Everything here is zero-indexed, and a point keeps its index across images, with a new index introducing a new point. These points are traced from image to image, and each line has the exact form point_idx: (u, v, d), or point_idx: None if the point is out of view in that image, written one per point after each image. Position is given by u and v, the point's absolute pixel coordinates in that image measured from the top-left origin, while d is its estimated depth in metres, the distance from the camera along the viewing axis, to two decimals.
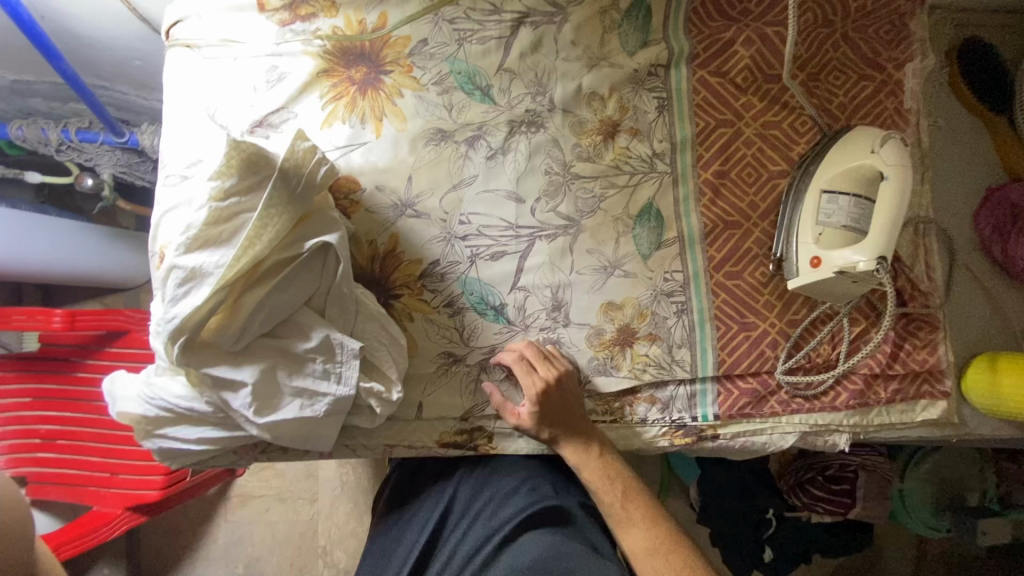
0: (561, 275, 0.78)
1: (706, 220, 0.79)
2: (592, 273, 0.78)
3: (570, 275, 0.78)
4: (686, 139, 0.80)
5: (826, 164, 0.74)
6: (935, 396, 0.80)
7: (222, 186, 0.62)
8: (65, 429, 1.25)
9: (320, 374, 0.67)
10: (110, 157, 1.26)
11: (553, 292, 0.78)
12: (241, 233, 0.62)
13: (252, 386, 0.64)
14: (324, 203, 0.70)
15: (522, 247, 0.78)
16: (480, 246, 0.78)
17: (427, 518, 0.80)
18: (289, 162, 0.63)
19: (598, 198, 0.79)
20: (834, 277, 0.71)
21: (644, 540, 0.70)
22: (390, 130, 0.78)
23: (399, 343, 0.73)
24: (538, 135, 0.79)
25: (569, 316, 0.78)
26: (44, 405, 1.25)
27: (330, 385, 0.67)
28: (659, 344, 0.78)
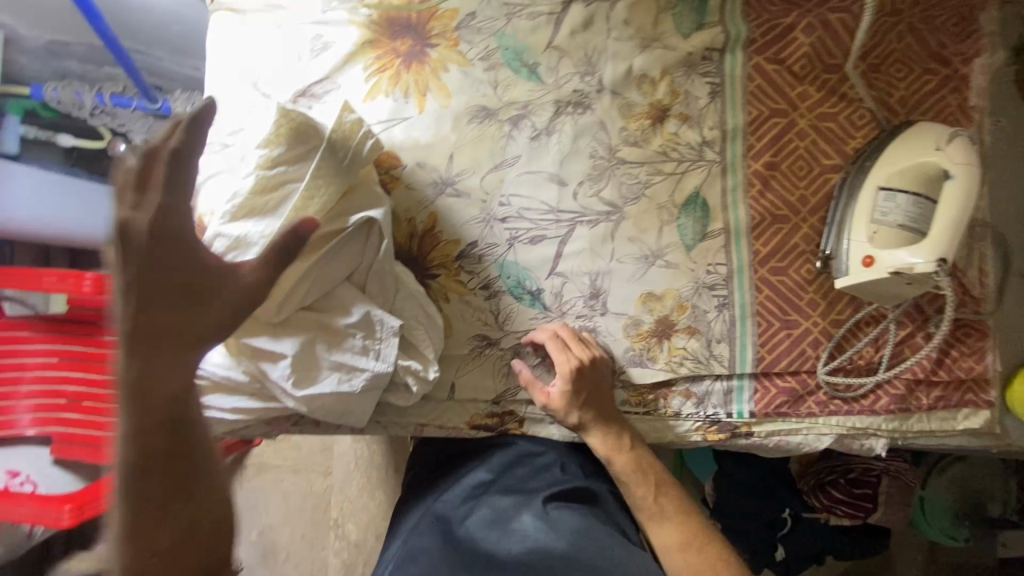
0: (601, 263, 0.76)
1: (753, 213, 0.77)
2: (634, 262, 0.76)
3: (611, 263, 0.76)
4: (738, 127, 0.77)
5: (885, 160, 0.72)
6: (978, 406, 0.77)
7: (271, 154, 0.61)
8: (92, 391, 1.26)
9: (360, 349, 0.66)
10: (142, 123, 1.25)
11: (592, 279, 0.76)
12: (287, 204, 0.62)
13: (291, 358, 0.64)
14: (368, 176, 0.69)
15: (562, 233, 0.76)
16: (520, 229, 0.76)
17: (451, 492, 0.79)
18: (336, 133, 0.63)
19: (643, 184, 0.77)
20: (887, 278, 0.69)
21: (677, 533, 0.70)
22: (434, 105, 0.76)
23: (436, 323, 0.72)
24: (585, 116, 0.77)
25: (606, 305, 0.76)
26: (71, 366, 1.27)
27: (368, 361, 0.67)
28: (698, 337, 0.76)
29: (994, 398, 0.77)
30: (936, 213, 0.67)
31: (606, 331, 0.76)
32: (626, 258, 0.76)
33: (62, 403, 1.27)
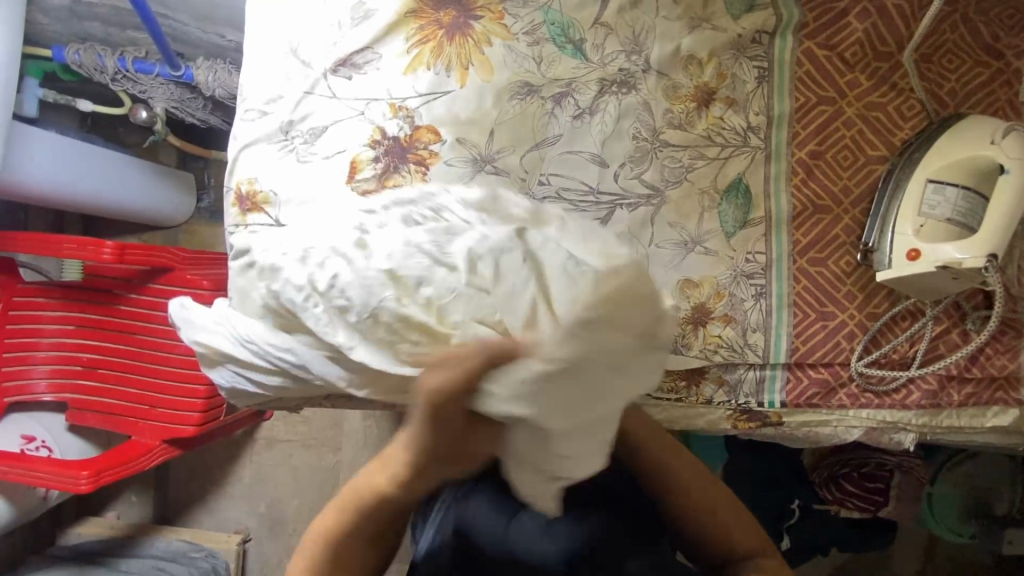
0: (639, 247, 0.75)
1: (796, 201, 0.76)
2: (672, 247, 0.75)
3: (650, 248, 0.75)
4: (784, 114, 0.76)
5: (936, 152, 0.70)
6: (1008, 403, 0.77)
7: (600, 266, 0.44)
8: (108, 360, 1.26)
9: None
10: (164, 91, 1.23)
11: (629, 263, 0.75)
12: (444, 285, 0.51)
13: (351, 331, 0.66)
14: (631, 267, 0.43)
15: (600, 215, 0.75)
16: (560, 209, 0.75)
17: None
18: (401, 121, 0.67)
19: (686, 168, 0.76)
20: (933, 272, 0.67)
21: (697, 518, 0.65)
22: (476, 80, 0.74)
23: None
24: (629, 96, 0.75)
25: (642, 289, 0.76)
26: (87, 334, 1.27)
27: None
28: (734, 325, 0.76)
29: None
30: (986, 209, 0.67)
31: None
32: (665, 243, 0.75)
33: (78, 370, 1.27)
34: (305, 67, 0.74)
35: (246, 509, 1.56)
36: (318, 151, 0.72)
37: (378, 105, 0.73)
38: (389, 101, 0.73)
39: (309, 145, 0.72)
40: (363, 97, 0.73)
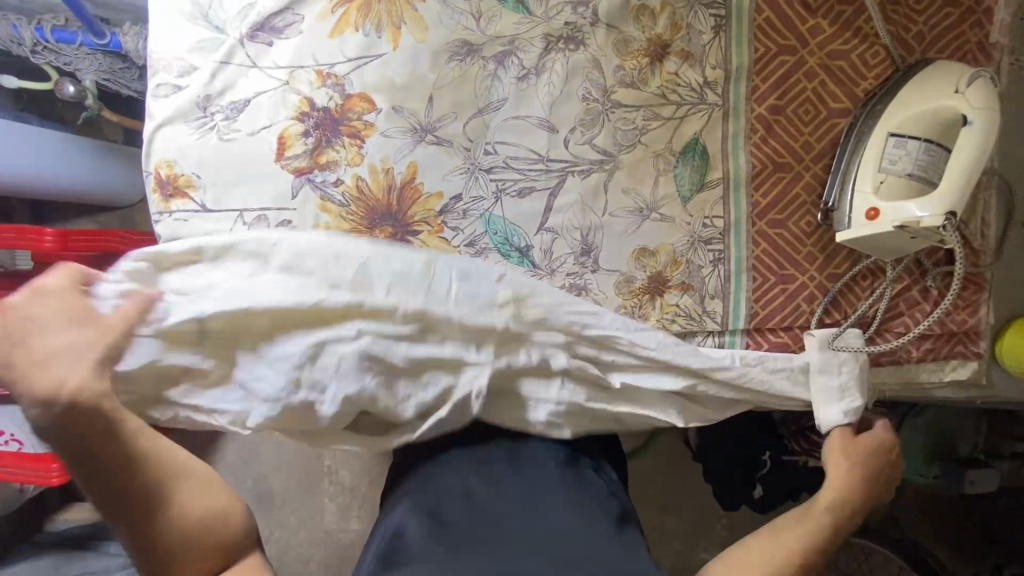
0: (593, 220, 0.72)
1: (754, 160, 0.72)
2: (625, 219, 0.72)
3: (604, 220, 0.72)
4: (742, 66, 0.71)
5: (898, 103, 0.67)
6: (967, 356, 0.77)
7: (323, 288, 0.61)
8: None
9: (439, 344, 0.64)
10: (90, 62, 1.12)
11: (582, 234, 0.72)
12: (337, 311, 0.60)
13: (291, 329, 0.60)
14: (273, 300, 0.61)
15: (550, 185, 0.71)
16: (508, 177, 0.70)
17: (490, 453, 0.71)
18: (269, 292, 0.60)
19: (639, 130, 0.71)
20: (891, 232, 0.65)
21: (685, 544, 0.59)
22: (410, 41, 0.68)
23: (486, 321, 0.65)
24: (577, 53, 0.70)
25: (597, 258, 0.72)
26: None
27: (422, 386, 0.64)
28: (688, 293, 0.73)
29: (984, 350, 0.76)
30: (948, 162, 0.64)
31: (596, 288, 0.72)
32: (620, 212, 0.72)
33: None
34: (219, 34, 0.68)
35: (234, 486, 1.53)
36: (242, 128, 0.67)
37: (303, 74, 0.67)
38: (315, 68, 0.67)
39: (233, 121, 0.67)
40: (286, 65, 0.67)
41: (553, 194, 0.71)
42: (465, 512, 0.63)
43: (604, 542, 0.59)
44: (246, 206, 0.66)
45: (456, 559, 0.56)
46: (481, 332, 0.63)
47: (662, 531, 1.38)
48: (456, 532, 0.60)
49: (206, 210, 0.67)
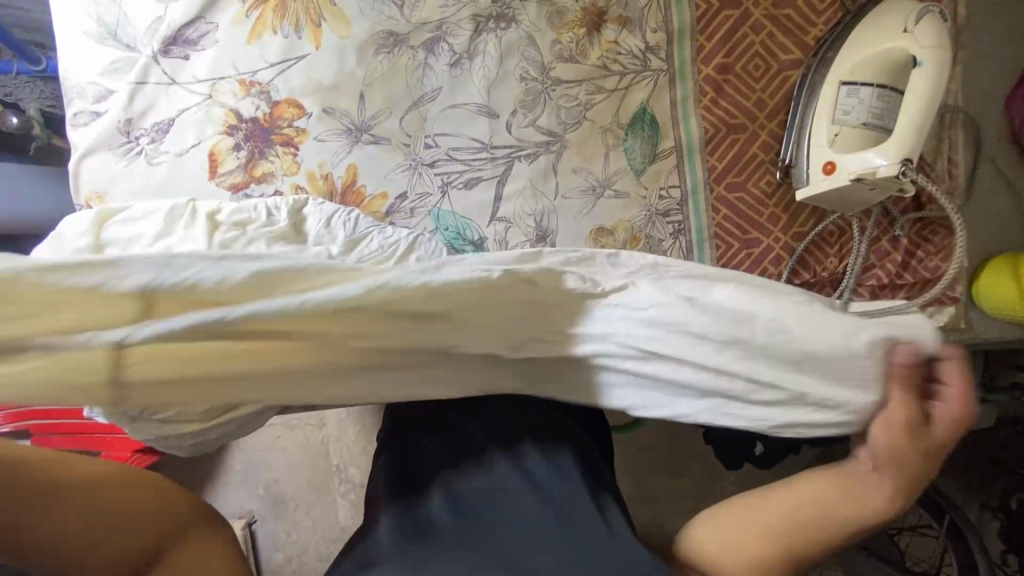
0: (543, 204, 0.68)
1: (706, 124, 0.70)
2: (580, 202, 0.69)
3: (555, 210, 0.68)
4: (684, 27, 0.69)
5: (846, 50, 0.64)
6: (944, 302, 0.75)
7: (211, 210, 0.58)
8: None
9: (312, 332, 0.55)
10: (31, 89, 1.06)
11: (536, 216, 0.68)
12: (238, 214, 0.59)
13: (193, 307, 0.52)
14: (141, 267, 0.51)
15: (495, 177, 0.68)
16: (451, 167, 0.67)
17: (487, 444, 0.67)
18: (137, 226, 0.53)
19: (584, 106, 0.68)
20: (849, 186, 0.62)
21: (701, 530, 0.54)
22: (332, 37, 0.65)
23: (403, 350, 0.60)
24: (510, 31, 0.67)
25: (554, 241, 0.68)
26: None
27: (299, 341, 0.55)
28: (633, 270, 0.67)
29: (960, 293, 0.75)
30: (902, 107, 0.61)
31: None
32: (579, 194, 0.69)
33: None
34: (130, 52, 0.65)
35: (244, 495, 1.49)
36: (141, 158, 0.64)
37: (225, 85, 0.64)
38: (237, 78, 0.64)
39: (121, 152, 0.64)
40: (206, 79, 0.64)
41: (497, 183, 0.68)
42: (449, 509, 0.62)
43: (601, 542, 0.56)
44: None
45: (426, 556, 0.56)
46: None
47: (672, 494, 1.38)
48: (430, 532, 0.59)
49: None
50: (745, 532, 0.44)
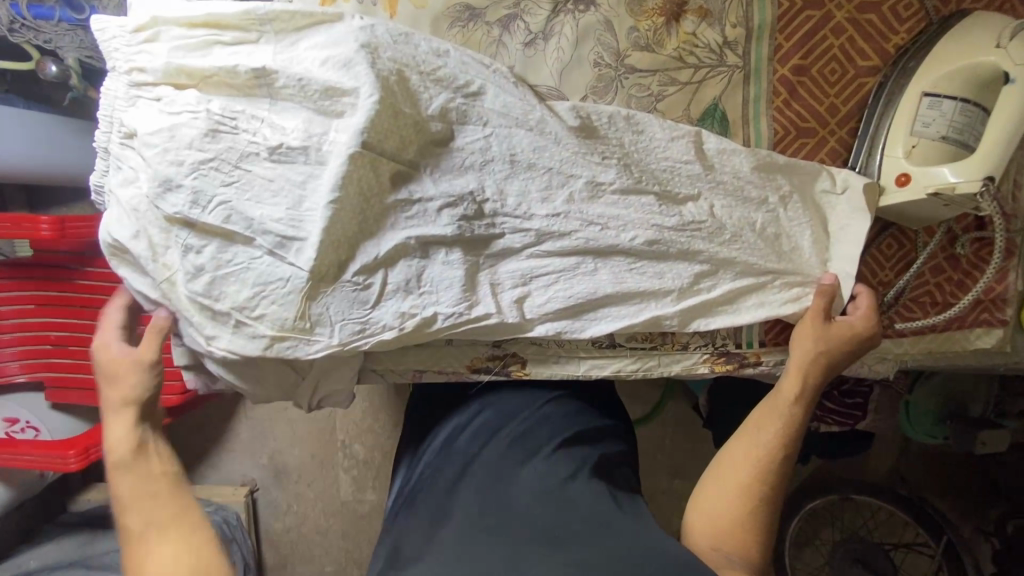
0: (605, 197, 0.63)
1: (777, 125, 0.69)
2: (648, 195, 0.64)
3: (621, 206, 0.64)
4: (765, 24, 0.67)
5: (932, 61, 0.63)
6: (992, 325, 0.74)
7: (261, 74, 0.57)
8: (82, 337, 1.08)
9: (405, 294, 0.60)
10: (73, 39, 0.93)
11: (601, 206, 0.63)
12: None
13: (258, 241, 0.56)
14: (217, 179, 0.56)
15: (556, 160, 0.62)
16: (514, 141, 0.62)
17: (501, 440, 0.73)
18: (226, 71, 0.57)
19: (655, 97, 0.67)
20: (923, 199, 0.62)
21: (718, 517, 0.62)
22: (408, 8, 0.64)
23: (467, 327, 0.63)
24: (588, 14, 0.65)
25: (622, 230, 0.63)
26: (51, 312, 1.08)
27: (364, 300, 0.59)
28: (697, 256, 0.65)
29: (1010, 317, 0.73)
30: (985, 123, 0.60)
31: (610, 261, 0.64)
32: (648, 179, 0.64)
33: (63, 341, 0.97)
34: None
35: (249, 463, 1.48)
36: (223, 34, 0.57)
37: None
38: None
39: (203, 34, 0.57)
40: None
41: (558, 171, 0.62)
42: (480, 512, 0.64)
43: (610, 514, 0.61)
44: (185, 159, 0.56)
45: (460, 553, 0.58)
46: (486, 282, 0.63)
47: (675, 493, 1.39)
48: (448, 486, 0.70)
49: (136, 141, 0.57)
50: (715, 492, 0.64)
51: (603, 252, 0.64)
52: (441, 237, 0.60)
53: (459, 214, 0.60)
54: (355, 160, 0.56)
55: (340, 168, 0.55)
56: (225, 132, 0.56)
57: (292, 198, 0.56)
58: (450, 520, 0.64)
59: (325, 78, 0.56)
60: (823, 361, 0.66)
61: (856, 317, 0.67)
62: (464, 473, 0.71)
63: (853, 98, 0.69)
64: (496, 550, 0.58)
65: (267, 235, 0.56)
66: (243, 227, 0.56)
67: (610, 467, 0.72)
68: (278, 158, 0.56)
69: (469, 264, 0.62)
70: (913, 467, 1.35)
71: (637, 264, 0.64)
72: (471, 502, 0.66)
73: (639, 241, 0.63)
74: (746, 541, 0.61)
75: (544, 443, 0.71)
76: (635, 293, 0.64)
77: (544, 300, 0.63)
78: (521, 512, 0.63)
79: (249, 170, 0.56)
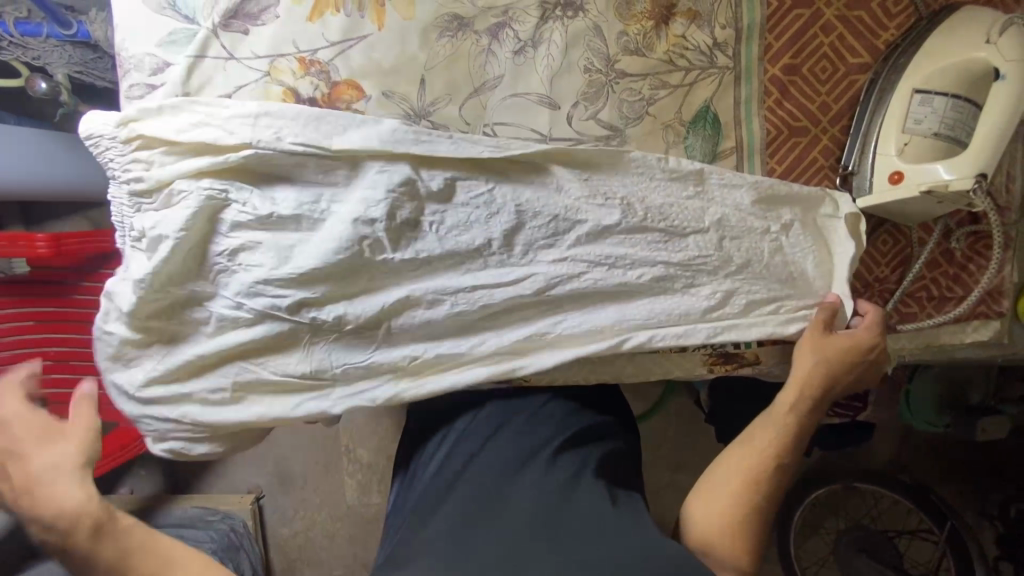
0: (611, 239, 0.65)
1: (769, 125, 0.69)
2: (653, 233, 0.66)
3: (628, 246, 0.65)
4: (754, 24, 0.67)
5: (922, 57, 0.63)
6: (989, 317, 0.74)
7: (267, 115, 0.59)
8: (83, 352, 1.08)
9: (409, 343, 0.64)
10: (61, 54, 0.91)
11: (607, 246, 0.65)
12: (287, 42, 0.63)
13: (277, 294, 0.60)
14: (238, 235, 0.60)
15: (561, 208, 0.64)
16: (520, 192, 0.63)
17: (501, 438, 0.73)
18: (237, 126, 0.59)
19: (646, 101, 0.67)
20: (917, 196, 0.62)
21: (716, 522, 0.63)
22: (395, 18, 0.64)
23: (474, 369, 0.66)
24: (576, 20, 0.65)
25: (627, 269, 0.65)
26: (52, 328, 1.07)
27: (365, 347, 0.64)
28: (701, 289, 0.67)
29: (1006, 309, 0.74)
30: (977, 119, 0.60)
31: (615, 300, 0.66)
32: (653, 216, 0.65)
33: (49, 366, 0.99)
34: (189, 23, 0.62)
35: (253, 471, 1.49)
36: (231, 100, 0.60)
37: (285, 62, 0.63)
38: (297, 56, 0.63)
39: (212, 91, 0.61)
40: (266, 55, 0.63)
41: (566, 218, 0.64)
42: (479, 508, 0.64)
43: (613, 515, 0.60)
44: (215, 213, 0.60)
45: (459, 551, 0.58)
46: (485, 325, 0.66)
47: (679, 487, 1.39)
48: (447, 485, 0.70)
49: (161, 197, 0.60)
50: (716, 492, 0.65)
51: (615, 295, 0.66)
52: (447, 285, 0.63)
53: (462, 240, 0.63)
54: (361, 229, 0.60)
55: (344, 234, 0.59)
56: (221, 209, 0.60)
57: (302, 255, 0.60)
58: (448, 516, 0.64)
59: (334, 134, 0.61)
60: (824, 373, 0.67)
61: (859, 332, 0.68)
62: (463, 473, 0.71)
63: (845, 95, 0.69)
64: (498, 547, 0.57)
65: (267, 296, 0.60)
66: (256, 285, 0.60)
67: (609, 467, 0.71)
68: (298, 209, 0.61)
69: (470, 295, 0.63)
70: (915, 455, 1.36)
71: (639, 304, 0.66)
72: (472, 498, 0.66)
73: (648, 279, 0.66)
74: (742, 547, 0.62)
75: (544, 443, 0.71)
76: (637, 322, 0.66)
77: (546, 333, 0.66)
78: (521, 514, 0.62)
79: (248, 242, 0.61)
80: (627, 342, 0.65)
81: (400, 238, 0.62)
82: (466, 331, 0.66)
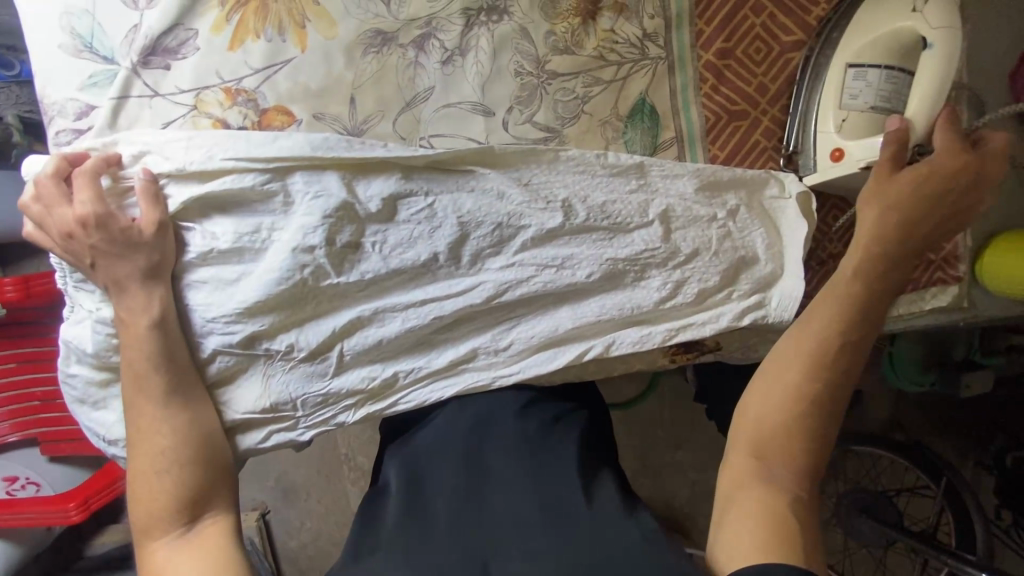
0: (558, 241, 0.65)
1: (707, 112, 0.68)
2: (597, 232, 0.66)
3: (574, 246, 0.66)
4: (682, 12, 0.66)
5: (853, 31, 0.62)
6: (947, 282, 0.74)
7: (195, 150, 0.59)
8: None
9: (365, 366, 0.65)
10: (6, 95, 0.90)
11: (553, 248, 0.65)
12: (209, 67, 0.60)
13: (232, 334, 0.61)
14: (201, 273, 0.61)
15: (504, 215, 0.64)
16: (460, 203, 0.63)
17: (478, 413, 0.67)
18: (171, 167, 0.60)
19: (580, 99, 0.67)
20: (857, 172, 0.63)
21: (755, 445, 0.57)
22: (318, 39, 0.63)
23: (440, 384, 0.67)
24: (502, 24, 0.65)
25: (576, 268, 0.65)
26: (37, 367, 1.08)
27: (316, 367, 0.64)
28: (651, 280, 0.67)
29: (964, 273, 0.74)
30: (911, 89, 0.60)
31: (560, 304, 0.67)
32: (597, 215, 0.65)
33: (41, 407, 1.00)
34: (110, 65, 0.62)
35: (255, 488, 1.50)
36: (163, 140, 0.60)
37: (210, 95, 0.62)
38: (222, 87, 0.62)
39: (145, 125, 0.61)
40: (191, 89, 0.62)
41: (509, 224, 0.64)
42: (448, 492, 0.59)
43: (574, 509, 0.56)
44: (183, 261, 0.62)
45: (417, 545, 0.54)
46: (443, 333, 0.66)
47: (675, 468, 1.40)
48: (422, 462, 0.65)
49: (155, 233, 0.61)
50: (771, 395, 0.58)
51: (563, 295, 0.67)
52: (394, 303, 0.63)
53: (408, 254, 0.63)
54: (302, 256, 0.60)
55: (284, 262, 0.60)
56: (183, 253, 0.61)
57: (245, 291, 0.60)
58: (416, 503, 0.60)
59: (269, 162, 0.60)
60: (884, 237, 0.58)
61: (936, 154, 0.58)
62: (439, 449, 0.65)
63: (782, 74, 0.68)
64: (459, 545, 0.53)
65: (216, 335, 0.61)
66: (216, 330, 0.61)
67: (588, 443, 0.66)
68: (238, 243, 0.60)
69: (423, 304, 0.64)
70: (905, 415, 1.36)
71: (582, 308, 0.67)
72: (457, 480, 0.61)
73: (595, 276, 0.66)
74: (797, 452, 0.56)
75: (523, 422, 0.65)
76: (590, 318, 0.67)
77: (506, 346, 0.67)
78: (483, 508, 0.57)
79: (195, 282, 0.61)
80: (588, 352, 0.67)
81: (344, 260, 0.62)
82: (422, 347, 0.66)
